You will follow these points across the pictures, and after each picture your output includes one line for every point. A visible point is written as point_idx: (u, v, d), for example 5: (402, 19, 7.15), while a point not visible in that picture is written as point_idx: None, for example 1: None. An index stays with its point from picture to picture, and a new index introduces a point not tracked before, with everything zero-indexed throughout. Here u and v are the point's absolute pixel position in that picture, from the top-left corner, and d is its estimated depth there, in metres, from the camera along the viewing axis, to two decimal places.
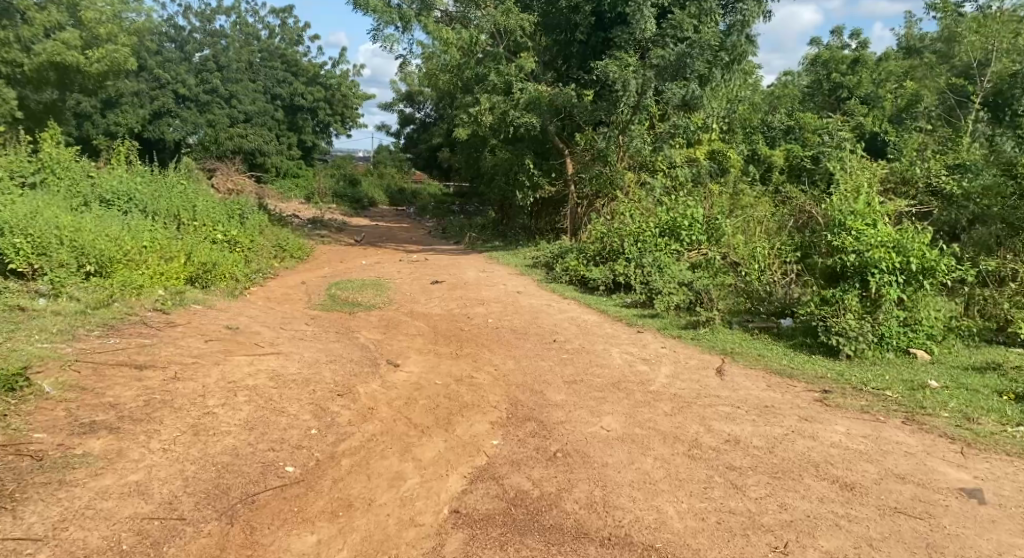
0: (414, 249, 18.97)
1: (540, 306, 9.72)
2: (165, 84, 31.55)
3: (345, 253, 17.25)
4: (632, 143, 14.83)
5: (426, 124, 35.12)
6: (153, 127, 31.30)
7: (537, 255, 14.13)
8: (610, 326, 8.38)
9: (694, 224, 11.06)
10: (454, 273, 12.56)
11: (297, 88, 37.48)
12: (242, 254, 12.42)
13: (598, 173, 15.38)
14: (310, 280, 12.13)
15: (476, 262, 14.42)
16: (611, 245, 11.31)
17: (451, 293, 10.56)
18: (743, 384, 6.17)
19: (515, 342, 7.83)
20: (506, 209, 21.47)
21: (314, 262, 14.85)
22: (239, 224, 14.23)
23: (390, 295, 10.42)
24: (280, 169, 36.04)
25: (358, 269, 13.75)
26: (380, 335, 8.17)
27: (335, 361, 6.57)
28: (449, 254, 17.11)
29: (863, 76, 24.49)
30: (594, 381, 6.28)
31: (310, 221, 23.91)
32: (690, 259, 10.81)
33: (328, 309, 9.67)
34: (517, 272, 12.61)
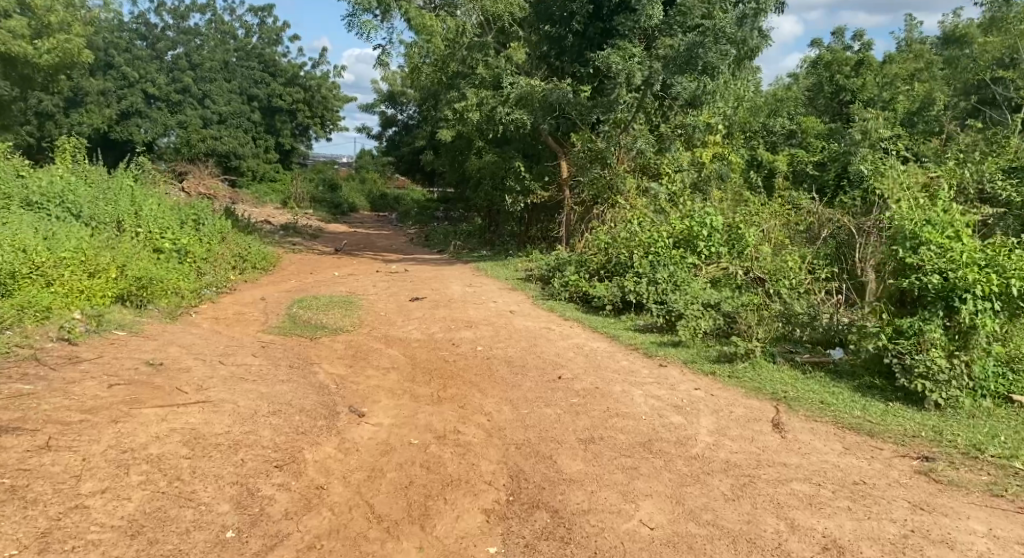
0: (394, 258, 17.48)
1: (538, 330, 8.26)
2: (134, 83, 29.83)
3: (317, 263, 15.71)
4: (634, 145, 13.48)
5: (410, 126, 33.63)
6: (120, 128, 29.57)
7: (530, 267, 12.73)
8: (625, 358, 6.95)
9: (714, 234, 9.68)
10: (436, 287, 11.09)
11: (275, 88, 35.85)
12: (194, 266, 10.88)
13: (596, 177, 14.08)
14: (272, 296, 10.61)
15: (461, 275, 12.98)
16: (617, 258, 9.91)
17: (433, 312, 9.08)
18: (810, 444, 4.74)
19: (512, 380, 6.35)
20: (494, 215, 20.06)
21: (279, 273, 13.30)
22: (194, 231, 12.68)
23: (361, 316, 8.91)
24: (256, 173, 34.37)
25: (329, 283, 12.25)
26: (345, 370, 6.66)
27: (279, 413, 5.06)
28: (432, 265, 15.65)
29: (867, 78, 23.52)
30: (617, 441, 4.83)
31: (282, 227, 22.32)
32: (710, 275, 9.42)
33: (286, 333, 8.15)
34: (508, 287, 11.17)
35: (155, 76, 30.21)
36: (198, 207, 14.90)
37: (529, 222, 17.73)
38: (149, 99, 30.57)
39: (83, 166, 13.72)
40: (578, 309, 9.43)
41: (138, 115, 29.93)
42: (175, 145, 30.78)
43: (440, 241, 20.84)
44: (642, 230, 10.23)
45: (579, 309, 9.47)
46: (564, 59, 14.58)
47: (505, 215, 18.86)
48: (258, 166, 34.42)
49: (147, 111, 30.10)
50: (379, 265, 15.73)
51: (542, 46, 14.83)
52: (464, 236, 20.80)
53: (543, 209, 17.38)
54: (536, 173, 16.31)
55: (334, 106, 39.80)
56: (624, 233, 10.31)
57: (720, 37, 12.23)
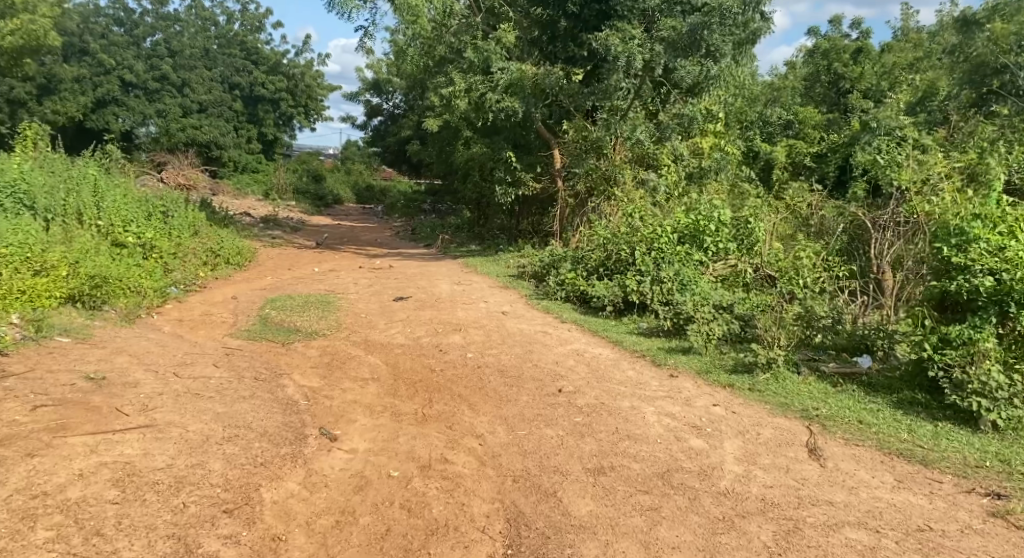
0: (378, 253, 16.71)
1: (534, 333, 7.56)
2: (110, 69, 28.74)
3: (296, 258, 14.90)
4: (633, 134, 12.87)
5: (396, 116, 32.75)
6: (96, 116, 28.50)
7: (522, 263, 12.02)
8: (632, 368, 6.27)
9: (722, 229, 9.00)
10: (423, 285, 10.36)
11: (258, 77, 34.78)
12: (158, 263, 10.08)
13: (592, 167, 13.29)
14: (244, 296, 9.85)
15: (450, 271, 12.26)
16: (617, 255, 9.22)
17: (418, 314, 8.35)
18: (855, 475, 4.07)
19: (507, 396, 5.64)
20: (484, 208, 19.35)
21: (255, 269, 12.50)
22: (163, 225, 11.83)
23: (339, 318, 8.16)
24: (238, 163, 33.37)
25: (308, 280, 11.50)
26: (318, 384, 5.92)
27: (234, 439, 4.31)
28: (419, 260, 14.91)
29: (865, 67, 23.05)
30: (631, 471, 4.16)
31: (262, 220, 21.46)
32: (717, 274, 8.76)
33: (255, 339, 7.38)
34: (500, 285, 10.47)
35: (133, 62, 29.13)
36: (170, 199, 14.04)
37: (520, 216, 17.05)
38: (126, 86, 29.48)
39: (45, 153, 12.80)
40: (575, 310, 8.75)
41: (115, 103, 28.85)
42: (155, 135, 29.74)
43: (427, 235, 20.07)
44: (644, 225, 9.54)
45: (577, 310, 8.78)
46: (557, 45, 13.81)
47: (495, 208, 18.13)
48: (240, 157, 33.41)
49: (125, 98, 29.04)
50: (363, 260, 14.97)
51: (533, 31, 14.02)
52: (452, 231, 20.05)
53: (535, 202, 16.72)
54: (527, 164, 15.58)
55: (319, 96, 38.79)
56: (625, 226, 9.64)
57: (726, 19, 11.70)
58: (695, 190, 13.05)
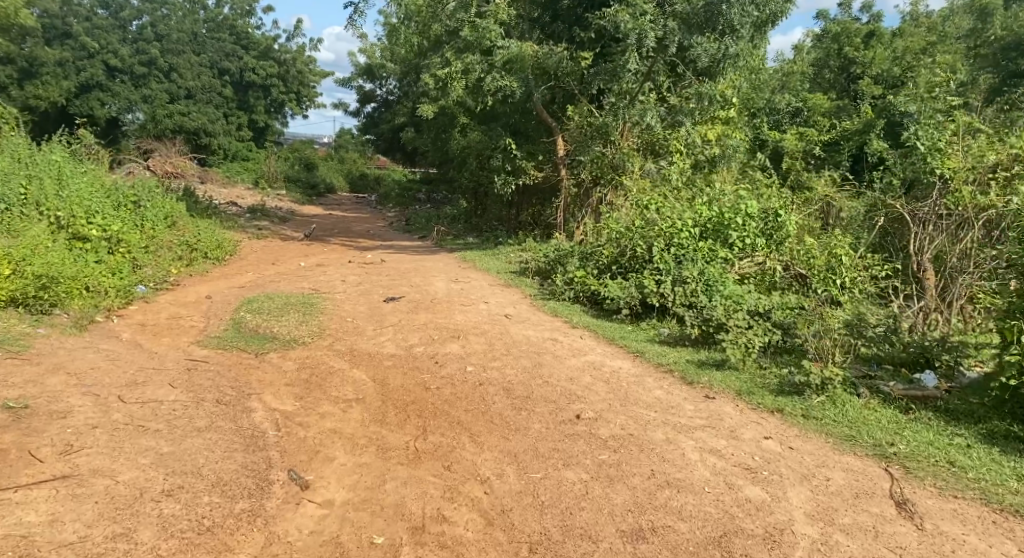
0: (370, 245, 15.77)
1: (542, 341, 6.67)
2: (94, 53, 27.61)
3: (282, 251, 13.95)
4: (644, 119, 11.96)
5: (389, 102, 31.70)
6: (79, 102, 27.39)
7: (525, 258, 11.11)
8: (659, 387, 5.39)
9: (750, 222, 8.09)
10: (417, 283, 9.45)
11: (248, 62, 33.61)
12: (125, 259, 9.17)
13: (600, 155, 12.37)
14: (220, 295, 8.93)
15: (447, 266, 11.37)
16: (632, 251, 8.30)
17: (411, 317, 7.45)
18: (966, 543, 3.21)
19: (516, 423, 4.75)
20: (482, 198, 18.43)
21: (235, 264, 11.56)
22: (135, 216, 10.87)
23: (323, 322, 7.25)
24: (228, 151, 32.29)
25: (292, 276, 10.59)
26: (292, 407, 5.02)
27: (177, 493, 3.42)
28: (413, 253, 14.00)
29: (879, 51, 22.17)
30: (679, 538, 3.29)
31: (249, 210, 20.46)
32: (744, 272, 7.88)
33: (224, 349, 6.48)
34: (501, 284, 9.55)
35: (118, 46, 27.98)
36: (147, 188, 13.07)
37: (520, 206, 16.16)
38: (111, 71, 28.26)
39: (9, 138, 11.80)
40: (587, 313, 7.85)
41: (99, 88, 27.72)
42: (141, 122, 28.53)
43: (421, 226, 19.14)
44: (661, 217, 8.63)
45: (589, 312, 7.89)
46: (560, 24, 12.83)
47: (494, 198, 17.19)
48: (230, 144, 32.33)
49: (110, 84, 27.85)
50: (354, 253, 14.06)
51: (535, 9, 13.05)
52: (448, 222, 19.11)
53: (536, 191, 15.84)
54: (528, 152, 14.65)
55: (310, 82, 37.65)
56: (639, 219, 8.72)
57: None
58: (709, 179, 12.19)
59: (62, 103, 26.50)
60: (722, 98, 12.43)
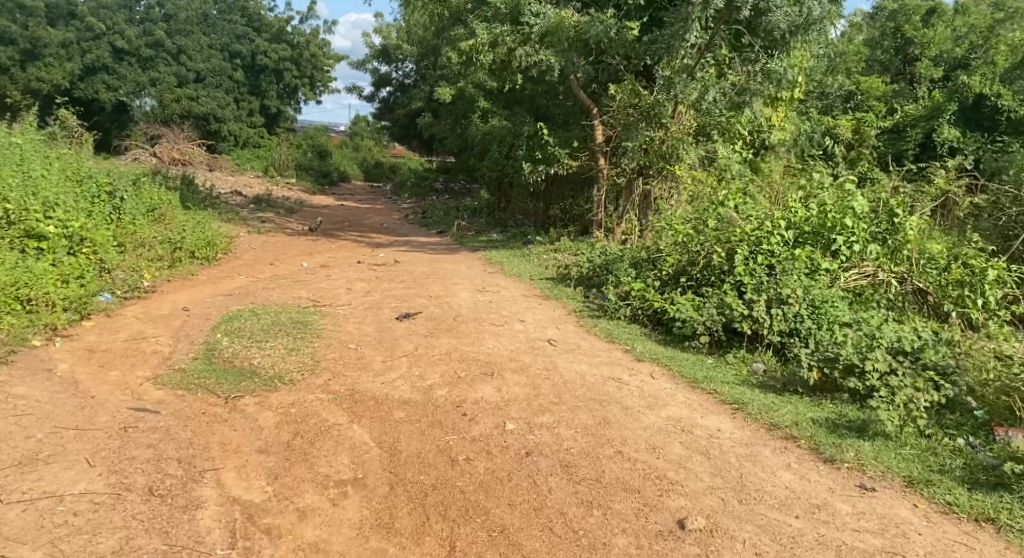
0: (384, 241, 14.25)
1: (603, 383, 5.06)
2: (100, 34, 26.24)
3: (284, 248, 12.45)
4: (705, 97, 10.38)
5: (405, 86, 30.06)
6: (84, 85, 26.12)
7: (564, 262, 9.51)
8: (786, 466, 3.78)
9: (860, 224, 6.41)
10: (439, 295, 7.87)
11: (260, 44, 31.73)
12: (88, 260, 7.70)
13: (652, 141, 10.72)
14: (199, 308, 7.43)
15: (470, 270, 9.81)
16: (706, 261, 6.67)
17: (430, 343, 5.90)
18: None
19: (589, 535, 3.19)
20: (507, 190, 16.83)
21: (227, 266, 10.07)
22: (110, 211, 9.39)
23: (319, 349, 5.70)
24: (239, 137, 30.46)
25: (291, 281, 9.08)
26: (260, 498, 3.47)
27: None
28: (431, 252, 12.46)
29: (938, 30, 20.27)
30: None
31: (254, 200, 19.01)
32: (850, 287, 6.24)
33: (186, 390, 4.96)
34: (538, 295, 7.97)
35: (123, 26, 26.53)
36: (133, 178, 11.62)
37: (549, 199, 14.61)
38: (117, 53, 26.85)
39: None
40: (651, 338, 6.27)
41: (104, 71, 26.41)
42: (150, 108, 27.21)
43: (439, 219, 17.56)
44: (742, 216, 7.00)
45: (654, 337, 6.30)
46: None
47: (519, 190, 15.58)
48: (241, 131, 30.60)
49: (116, 67, 26.51)
50: (365, 252, 12.56)
51: None
52: (468, 216, 17.52)
53: (567, 182, 14.30)
54: (562, 139, 13.01)
55: (325, 67, 35.63)
56: (713, 216, 7.09)
57: None
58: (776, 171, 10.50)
59: (65, 86, 25.29)
60: (793, 76, 10.69)
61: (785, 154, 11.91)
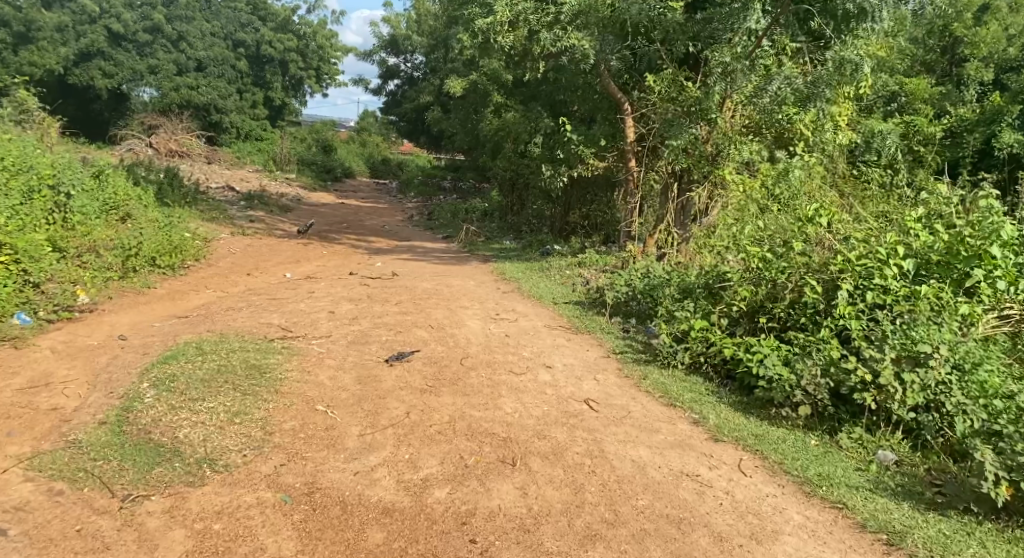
0: (383, 247, 12.73)
1: (675, 484, 3.52)
2: (95, 18, 24.90)
3: (267, 254, 10.94)
4: (768, 87, 8.87)
5: (414, 80, 28.49)
6: (78, 71, 24.73)
7: (595, 282, 7.96)
8: None
9: (1007, 253, 4.81)
10: (443, 325, 6.31)
11: (265, 34, 29.97)
12: (6, 271, 6.21)
13: (700, 139, 9.25)
14: (139, 336, 5.89)
15: (481, 288, 8.28)
16: (793, 296, 5.09)
17: (427, 407, 4.37)
18: None
19: None
20: (521, 192, 15.27)
21: (193, 277, 8.56)
22: (51, 211, 7.89)
23: (272, 414, 4.13)
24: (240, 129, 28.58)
25: (266, 299, 7.55)
26: None
27: None
28: (435, 262, 10.93)
29: (996, 27, 18.50)
30: None
31: (246, 196, 17.52)
32: (992, 339, 4.69)
33: (68, 481, 3.43)
34: (566, 329, 6.43)
35: (121, 10, 25.16)
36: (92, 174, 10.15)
37: (569, 203, 13.11)
38: (114, 38, 25.46)
39: None
40: (723, 402, 4.71)
41: (100, 57, 25.04)
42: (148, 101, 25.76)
43: (446, 222, 16.00)
44: (836, 238, 5.42)
45: (727, 400, 4.74)
46: None
47: (535, 192, 14.04)
48: (243, 123, 28.81)
49: (113, 53, 25.13)
50: (361, 260, 11.03)
51: None
52: (477, 220, 15.97)
53: (590, 185, 12.84)
54: (587, 137, 11.43)
55: (332, 58, 33.96)
56: (798, 237, 5.51)
57: None
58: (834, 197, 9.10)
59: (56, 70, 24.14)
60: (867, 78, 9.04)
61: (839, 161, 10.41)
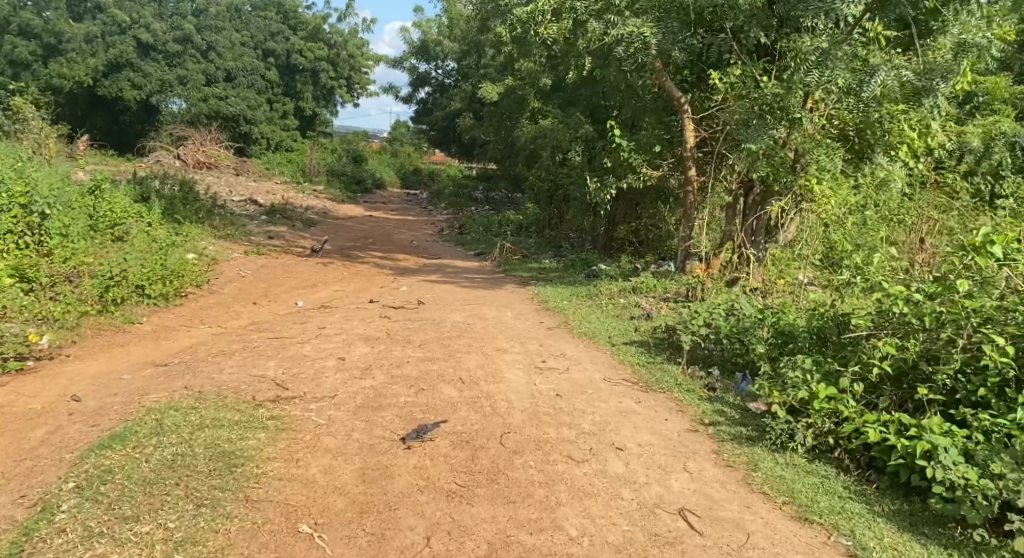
0: (412, 266, 11.50)
1: None
2: (125, 28, 23.91)
3: (281, 277, 9.75)
4: (872, 80, 7.28)
5: (446, 86, 27.40)
6: (107, 82, 23.77)
7: (660, 319, 6.57)
8: None
9: None
10: (477, 379, 4.99)
11: (295, 43, 29.15)
12: None
13: (779, 143, 7.80)
14: (97, 397, 4.67)
15: (521, 322, 6.96)
16: (966, 358, 3.69)
17: (457, 527, 3.05)
18: None
19: None
20: (561, 204, 13.92)
21: (189, 309, 7.41)
22: (20, 235, 6.89)
23: (232, 545, 2.85)
24: (271, 140, 27.79)
25: (266, 338, 6.35)
26: None
27: None
28: (469, 285, 9.62)
29: None
30: None
31: (269, 210, 16.45)
32: None
33: None
34: (633, 383, 5.06)
35: (150, 20, 24.11)
36: (82, 198, 9.06)
37: (614, 218, 11.75)
38: (144, 49, 24.31)
39: None
40: (879, 514, 3.32)
41: (130, 68, 23.96)
42: (183, 113, 24.38)
43: (479, 237, 14.74)
44: (1017, 276, 3.97)
45: (884, 510, 3.35)
46: None
47: (576, 204, 12.70)
48: (272, 133, 27.87)
49: (142, 64, 24.02)
50: (385, 283, 9.78)
51: None
52: (513, 235, 14.66)
53: (638, 196, 11.46)
54: (640, 142, 10.03)
55: (363, 67, 33.03)
56: (961, 275, 4.08)
57: None
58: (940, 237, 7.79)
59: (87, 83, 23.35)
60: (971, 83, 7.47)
61: (927, 175, 9.04)
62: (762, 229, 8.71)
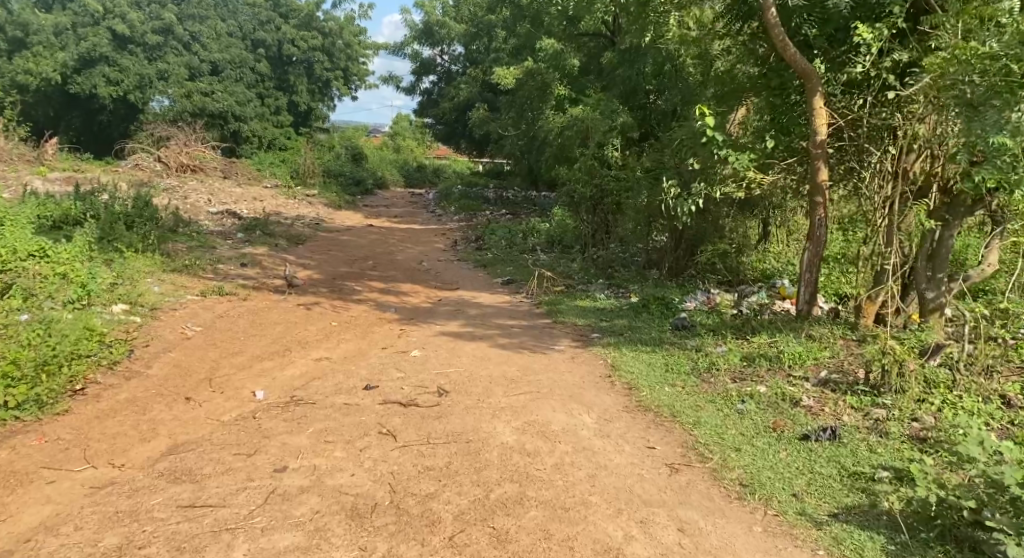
0: (425, 306, 8.64)
1: None
2: (99, 19, 20.89)
3: (243, 336, 6.95)
4: None
5: (454, 76, 24.41)
6: (79, 79, 20.55)
7: (874, 464, 3.70)
8: None
9: None
10: None
11: (288, 31, 25.72)
12: None
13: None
14: None
15: (620, 451, 4.09)
16: None
17: None
18: None
19: None
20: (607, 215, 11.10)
21: (79, 420, 4.71)
22: None
23: None
24: (262, 138, 24.75)
25: (176, 511, 3.52)
26: None
27: None
28: (506, 344, 6.75)
29: None
30: None
31: (251, 223, 13.63)
32: None
33: None
34: None
35: (127, 9, 20.93)
36: None
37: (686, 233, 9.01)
38: (120, 41, 21.12)
39: None
40: None
41: (106, 62, 20.80)
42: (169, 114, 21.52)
43: (503, 255, 11.84)
44: None
45: None
46: None
47: (628, 215, 9.85)
48: (264, 131, 24.84)
49: (118, 57, 20.82)
50: (388, 342, 6.91)
51: None
52: (546, 254, 11.73)
53: (720, 207, 8.68)
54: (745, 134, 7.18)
55: (362, 56, 29.66)
56: None
57: None
58: None
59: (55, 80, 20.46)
60: None
61: None
62: (945, 255, 5.99)
